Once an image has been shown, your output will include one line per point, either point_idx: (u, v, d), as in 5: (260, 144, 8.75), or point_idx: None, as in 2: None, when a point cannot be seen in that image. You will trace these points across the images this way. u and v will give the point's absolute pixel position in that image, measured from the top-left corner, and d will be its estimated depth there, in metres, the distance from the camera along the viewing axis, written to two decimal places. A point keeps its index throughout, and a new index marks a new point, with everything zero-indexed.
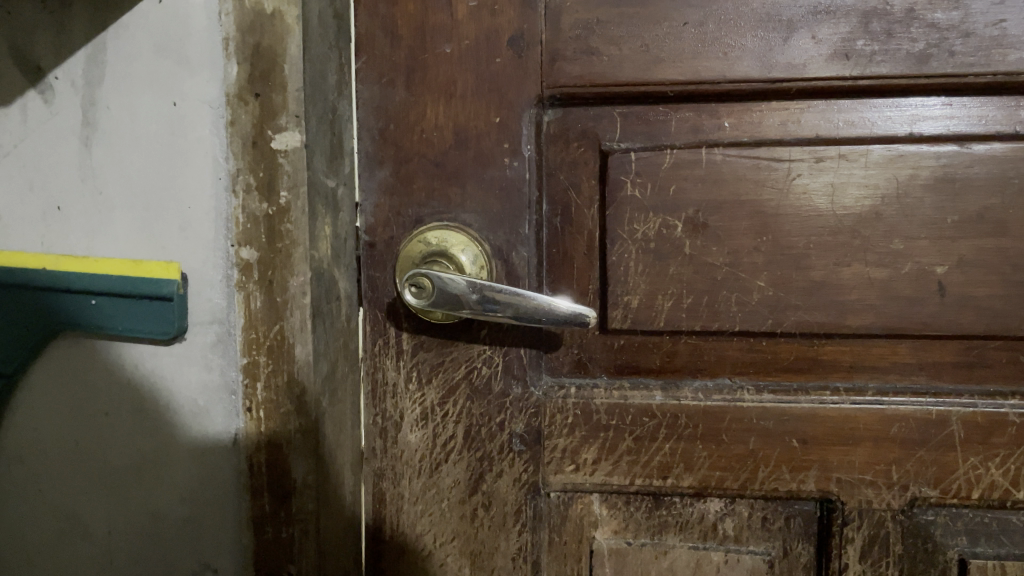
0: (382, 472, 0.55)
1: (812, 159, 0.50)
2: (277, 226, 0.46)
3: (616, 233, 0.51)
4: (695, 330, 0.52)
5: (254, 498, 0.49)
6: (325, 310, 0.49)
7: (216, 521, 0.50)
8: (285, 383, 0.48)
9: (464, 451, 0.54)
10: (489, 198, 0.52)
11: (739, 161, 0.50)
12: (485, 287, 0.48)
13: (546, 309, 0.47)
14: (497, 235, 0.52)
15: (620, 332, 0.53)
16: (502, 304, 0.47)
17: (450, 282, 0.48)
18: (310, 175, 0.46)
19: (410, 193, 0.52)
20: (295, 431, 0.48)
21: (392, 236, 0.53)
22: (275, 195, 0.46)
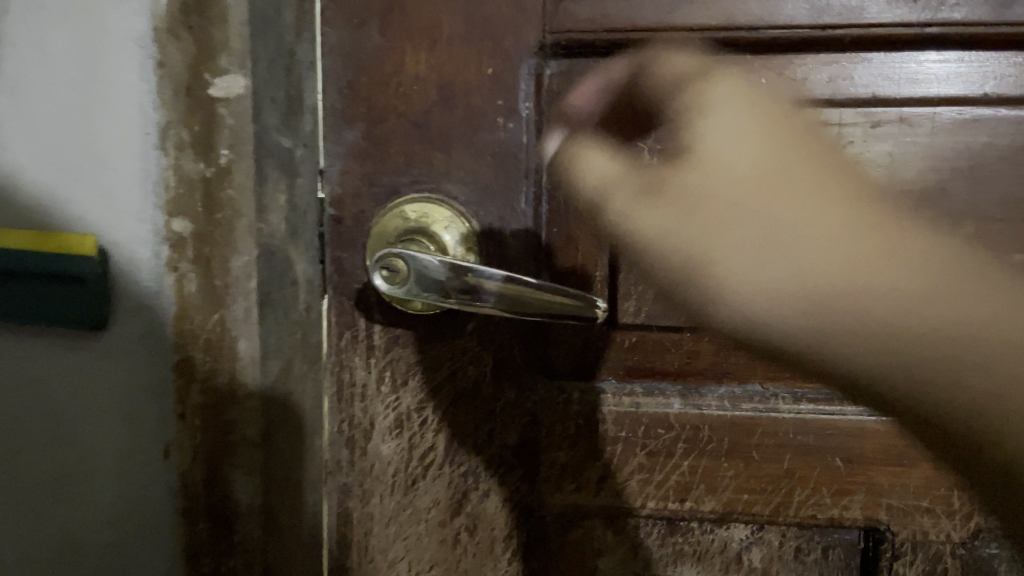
0: (349, 488, 0.47)
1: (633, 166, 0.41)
2: (215, 192, 0.39)
3: None
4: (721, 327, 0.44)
5: (189, 523, 0.42)
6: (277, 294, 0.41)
7: (140, 550, 0.42)
8: (225, 386, 0.41)
9: (445, 465, 0.46)
10: (479, 165, 0.43)
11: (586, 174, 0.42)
12: (473, 271, 0.39)
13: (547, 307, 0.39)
14: (487, 211, 0.44)
15: (633, 327, 0.45)
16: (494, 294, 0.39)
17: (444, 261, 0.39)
18: (257, 129, 0.39)
19: (384, 159, 0.44)
20: (242, 441, 0.42)
21: (362, 209, 0.44)
22: (217, 153, 0.39)
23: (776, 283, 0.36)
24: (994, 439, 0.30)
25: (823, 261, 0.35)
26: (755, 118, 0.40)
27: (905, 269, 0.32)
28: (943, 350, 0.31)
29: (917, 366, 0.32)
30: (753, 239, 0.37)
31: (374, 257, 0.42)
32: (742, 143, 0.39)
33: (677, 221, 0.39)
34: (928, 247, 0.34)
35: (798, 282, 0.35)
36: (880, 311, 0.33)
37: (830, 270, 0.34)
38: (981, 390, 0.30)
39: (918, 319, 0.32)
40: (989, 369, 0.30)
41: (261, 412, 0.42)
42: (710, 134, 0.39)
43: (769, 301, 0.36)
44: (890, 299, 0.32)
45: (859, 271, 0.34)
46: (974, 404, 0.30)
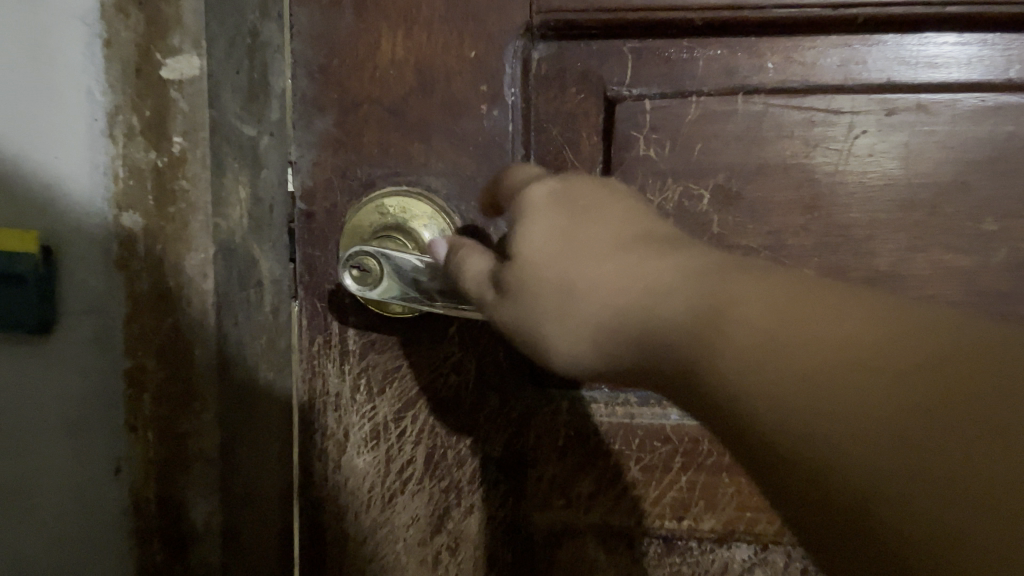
0: (323, 504, 0.43)
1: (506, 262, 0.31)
2: (169, 182, 0.40)
3: None
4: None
5: (142, 545, 0.43)
6: (236, 293, 0.42)
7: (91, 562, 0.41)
8: (178, 389, 0.42)
9: (424, 480, 0.43)
10: (461, 157, 0.40)
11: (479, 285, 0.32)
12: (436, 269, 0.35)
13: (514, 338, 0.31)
14: (470, 206, 0.41)
15: None
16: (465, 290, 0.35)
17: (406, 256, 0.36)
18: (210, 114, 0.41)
19: (358, 149, 0.41)
20: (211, 457, 0.43)
21: (336, 203, 0.41)
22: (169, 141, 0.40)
23: (572, 329, 0.28)
24: (804, 482, 0.18)
25: (610, 283, 0.27)
26: (591, 213, 0.30)
27: (681, 266, 0.25)
28: (735, 367, 0.21)
29: (704, 389, 0.22)
30: (524, 302, 0.29)
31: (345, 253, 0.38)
32: (558, 237, 0.29)
33: (510, 298, 0.30)
34: (664, 265, 0.26)
35: (615, 297, 0.26)
36: (662, 313, 0.24)
37: (639, 295, 0.26)
38: (760, 410, 0.20)
39: (694, 325, 0.23)
40: (781, 381, 0.19)
41: (218, 429, 0.43)
42: (575, 223, 0.29)
43: (563, 343, 0.28)
44: (761, 335, 0.20)
45: (663, 286, 0.25)
46: (767, 431, 0.20)
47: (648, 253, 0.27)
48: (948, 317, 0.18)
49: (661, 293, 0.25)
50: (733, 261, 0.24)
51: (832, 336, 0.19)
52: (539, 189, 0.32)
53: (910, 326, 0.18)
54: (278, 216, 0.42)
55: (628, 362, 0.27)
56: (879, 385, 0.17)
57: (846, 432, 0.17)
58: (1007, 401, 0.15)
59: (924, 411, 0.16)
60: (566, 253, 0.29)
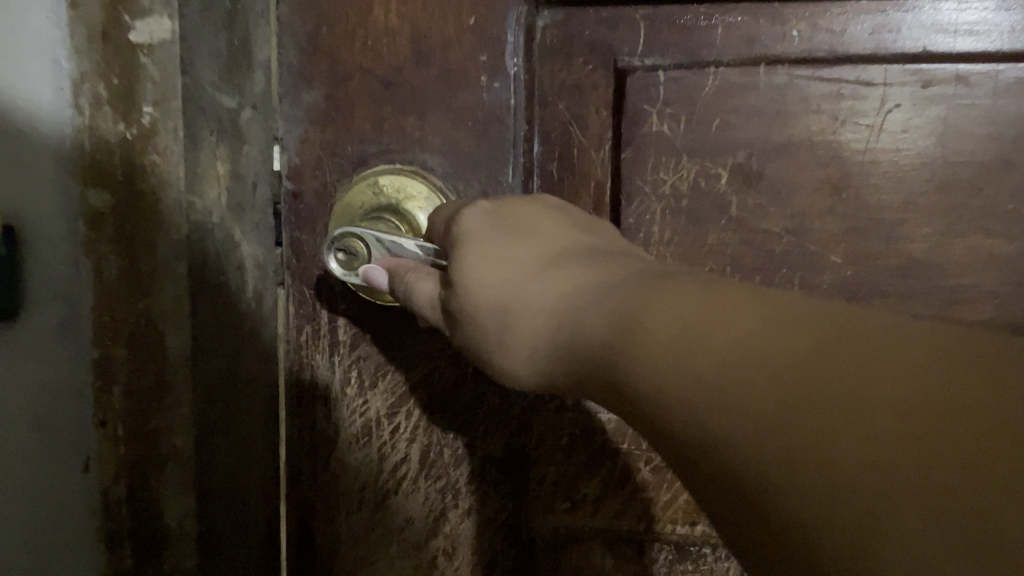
0: (312, 505, 0.40)
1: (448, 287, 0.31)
2: (137, 157, 0.34)
3: (634, 186, 0.37)
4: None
5: (112, 548, 0.38)
6: (213, 274, 0.37)
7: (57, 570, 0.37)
8: (148, 380, 0.36)
9: (419, 480, 0.40)
10: (459, 133, 0.37)
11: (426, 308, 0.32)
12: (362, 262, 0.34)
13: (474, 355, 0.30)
14: (469, 186, 0.38)
15: None
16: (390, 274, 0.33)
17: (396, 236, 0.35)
18: (186, 81, 0.35)
19: (348, 125, 0.38)
20: (170, 457, 0.37)
21: (325, 182, 0.38)
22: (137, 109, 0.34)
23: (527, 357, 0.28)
24: (758, 503, 0.18)
25: (542, 298, 0.27)
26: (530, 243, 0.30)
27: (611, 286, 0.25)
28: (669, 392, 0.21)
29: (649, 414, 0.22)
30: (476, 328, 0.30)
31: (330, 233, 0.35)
32: (497, 262, 0.29)
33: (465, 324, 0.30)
34: (592, 287, 0.26)
35: (564, 322, 0.26)
36: (587, 330, 0.25)
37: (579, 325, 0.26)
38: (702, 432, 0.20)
39: (622, 348, 0.23)
40: (717, 410, 0.19)
41: (194, 427, 0.37)
42: (508, 252, 0.29)
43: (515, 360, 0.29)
44: (671, 354, 0.21)
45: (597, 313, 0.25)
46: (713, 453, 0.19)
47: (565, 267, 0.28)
48: (849, 315, 0.19)
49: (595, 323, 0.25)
50: (651, 275, 0.25)
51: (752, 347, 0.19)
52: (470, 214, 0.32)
53: (826, 337, 0.18)
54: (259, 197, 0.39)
55: (588, 383, 0.26)
56: (813, 405, 0.17)
57: (787, 467, 0.17)
58: (942, 380, 0.16)
59: (864, 417, 0.16)
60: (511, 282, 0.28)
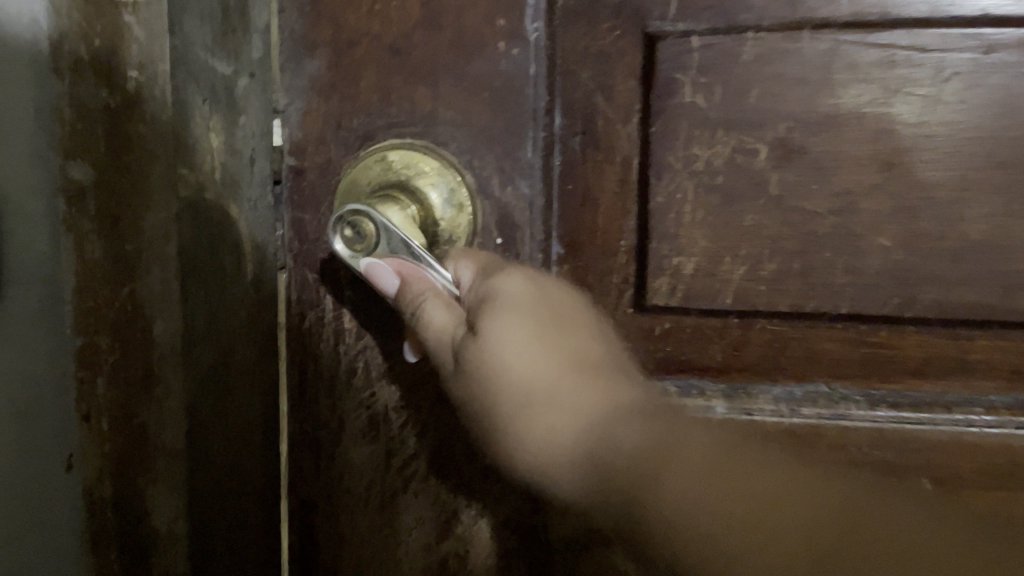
0: (316, 503, 0.38)
1: (467, 329, 0.31)
2: (122, 126, 0.33)
3: (662, 161, 0.34)
4: (775, 310, 0.35)
5: (98, 544, 0.38)
6: (202, 255, 0.35)
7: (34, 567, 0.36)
8: (137, 374, 0.35)
9: (430, 478, 0.37)
10: (473, 104, 0.34)
11: (435, 332, 0.31)
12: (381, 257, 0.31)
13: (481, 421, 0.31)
14: (484, 162, 0.35)
15: (666, 311, 0.36)
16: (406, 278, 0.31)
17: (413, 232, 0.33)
18: (174, 43, 0.33)
19: (354, 95, 0.35)
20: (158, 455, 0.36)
21: (328, 157, 0.35)
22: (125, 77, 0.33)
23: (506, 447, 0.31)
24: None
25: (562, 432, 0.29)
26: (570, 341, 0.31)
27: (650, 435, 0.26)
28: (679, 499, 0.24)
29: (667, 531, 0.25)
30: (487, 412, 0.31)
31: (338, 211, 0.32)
32: (535, 355, 0.30)
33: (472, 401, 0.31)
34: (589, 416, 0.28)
35: (579, 445, 0.28)
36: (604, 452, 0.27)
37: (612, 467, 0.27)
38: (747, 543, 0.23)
39: (639, 467, 0.26)
40: (732, 525, 0.23)
41: (185, 424, 0.36)
42: (543, 350, 0.30)
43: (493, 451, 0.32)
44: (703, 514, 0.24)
45: (623, 439, 0.27)
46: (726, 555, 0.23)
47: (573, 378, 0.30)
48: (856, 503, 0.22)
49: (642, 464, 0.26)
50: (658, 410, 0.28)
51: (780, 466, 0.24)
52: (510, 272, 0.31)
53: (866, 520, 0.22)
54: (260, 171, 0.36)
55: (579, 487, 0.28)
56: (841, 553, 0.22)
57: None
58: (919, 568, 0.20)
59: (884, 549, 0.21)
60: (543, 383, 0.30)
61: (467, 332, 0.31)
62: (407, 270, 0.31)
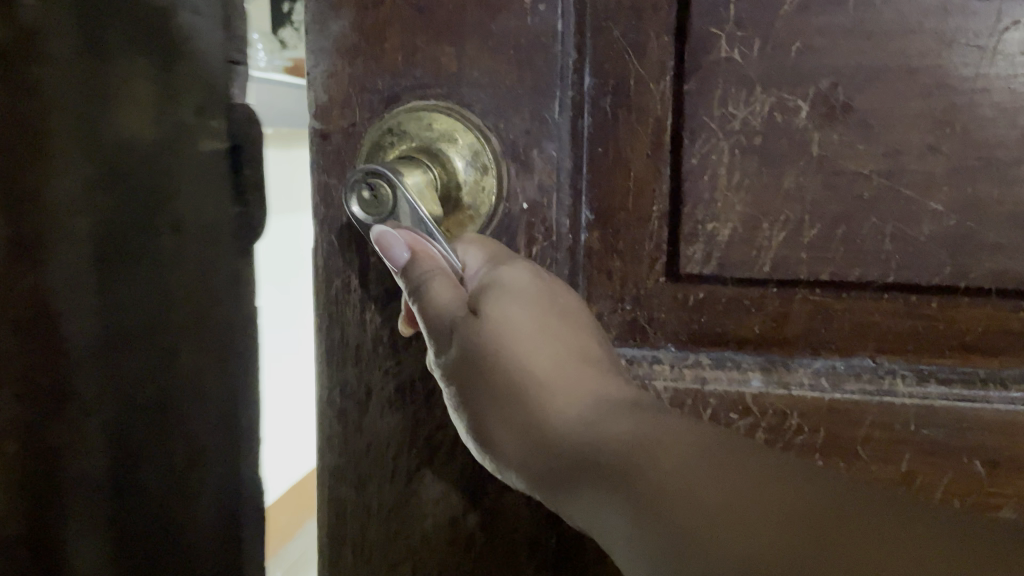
0: (343, 472, 0.38)
1: (470, 312, 0.30)
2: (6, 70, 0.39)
3: (697, 121, 0.32)
4: (815, 279, 0.33)
5: None
6: (129, 208, 0.44)
7: None
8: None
9: (457, 449, 0.37)
10: (499, 62, 0.33)
11: (436, 312, 0.30)
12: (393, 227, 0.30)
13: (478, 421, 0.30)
14: (511, 123, 0.33)
15: (699, 280, 0.34)
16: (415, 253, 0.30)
17: (433, 207, 0.31)
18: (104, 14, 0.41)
19: (379, 56, 0.34)
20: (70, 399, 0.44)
21: (354, 121, 0.35)
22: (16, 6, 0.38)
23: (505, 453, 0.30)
24: None
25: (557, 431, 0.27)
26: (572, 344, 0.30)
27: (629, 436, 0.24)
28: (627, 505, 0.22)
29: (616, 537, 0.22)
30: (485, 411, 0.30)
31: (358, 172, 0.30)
32: (532, 349, 0.29)
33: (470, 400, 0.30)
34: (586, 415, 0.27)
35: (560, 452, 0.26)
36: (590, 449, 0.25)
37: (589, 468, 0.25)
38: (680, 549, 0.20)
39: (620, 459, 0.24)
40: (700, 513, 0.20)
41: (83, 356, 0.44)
42: (544, 348, 0.29)
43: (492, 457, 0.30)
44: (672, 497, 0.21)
45: (605, 437, 0.25)
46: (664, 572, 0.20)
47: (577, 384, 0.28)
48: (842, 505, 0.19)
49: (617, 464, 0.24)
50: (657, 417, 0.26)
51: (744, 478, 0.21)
52: (518, 267, 0.31)
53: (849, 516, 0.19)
54: (197, 127, 0.45)
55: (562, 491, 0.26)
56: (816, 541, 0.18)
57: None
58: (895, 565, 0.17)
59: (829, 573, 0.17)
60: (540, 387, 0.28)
61: (468, 315, 0.30)
62: (418, 244, 0.30)
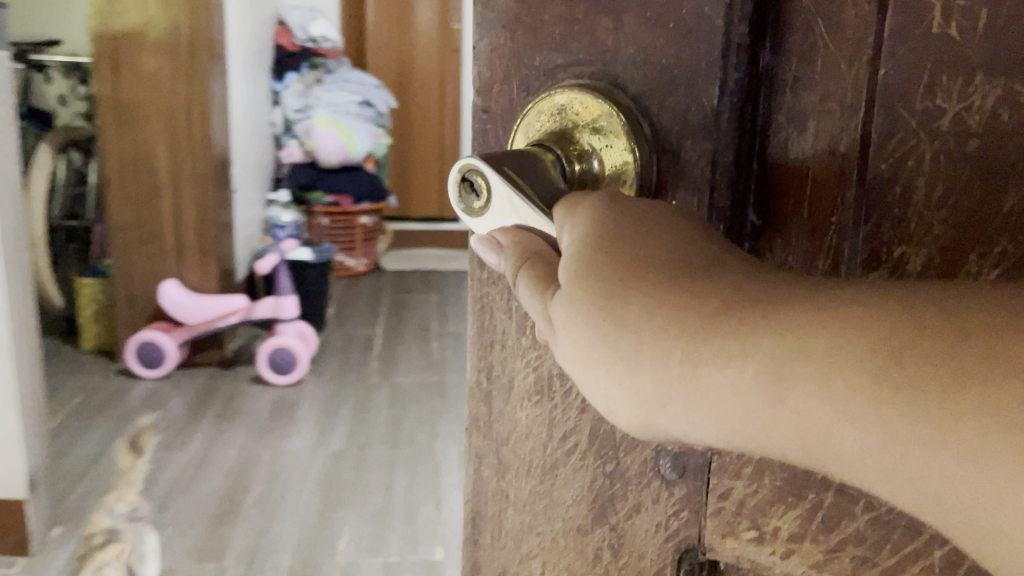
0: (487, 453, 0.37)
1: (570, 268, 0.23)
2: None
3: (891, 114, 0.25)
4: None
5: None
6: None
7: None
8: None
9: (588, 456, 0.34)
10: (658, 38, 0.29)
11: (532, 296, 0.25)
12: (500, 215, 0.27)
13: (604, 358, 0.22)
14: (666, 108, 0.29)
15: (922, 251, 0.25)
16: (518, 240, 0.26)
17: (553, 183, 0.28)
18: None
19: (539, 30, 0.32)
20: None
21: (512, 98, 0.33)
22: None
23: (659, 418, 0.22)
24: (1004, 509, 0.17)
25: (705, 331, 0.21)
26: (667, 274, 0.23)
27: (810, 321, 0.19)
28: (864, 399, 0.18)
29: (865, 461, 0.19)
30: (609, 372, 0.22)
31: (454, 174, 0.28)
32: (658, 237, 0.23)
33: (588, 364, 0.23)
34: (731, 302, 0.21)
35: (721, 375, 0.20)
36: (762, 351, 0.20)
37: (776, 387, 0.20)
38: (957, 471, 0.18)
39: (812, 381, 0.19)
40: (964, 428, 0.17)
41: None
42: (661, 244, 0.23)
43: (637, 423, 0.22)
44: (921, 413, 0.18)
45: (772, 336, 0.20)
46: (960, 487, 0.18)
47: (717, 272, 0.22)
48: None
49: (805, 391, 0.19)
50: (793, 291, 0.20)
51: (947, 302, 0.18)
52: (591, 203, 0.24)
53: None
54: None
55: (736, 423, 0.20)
56: None
57: None
58: None
59: None
60: (652, 320, 0.21)
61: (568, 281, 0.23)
62: (520, 237, 0.27)
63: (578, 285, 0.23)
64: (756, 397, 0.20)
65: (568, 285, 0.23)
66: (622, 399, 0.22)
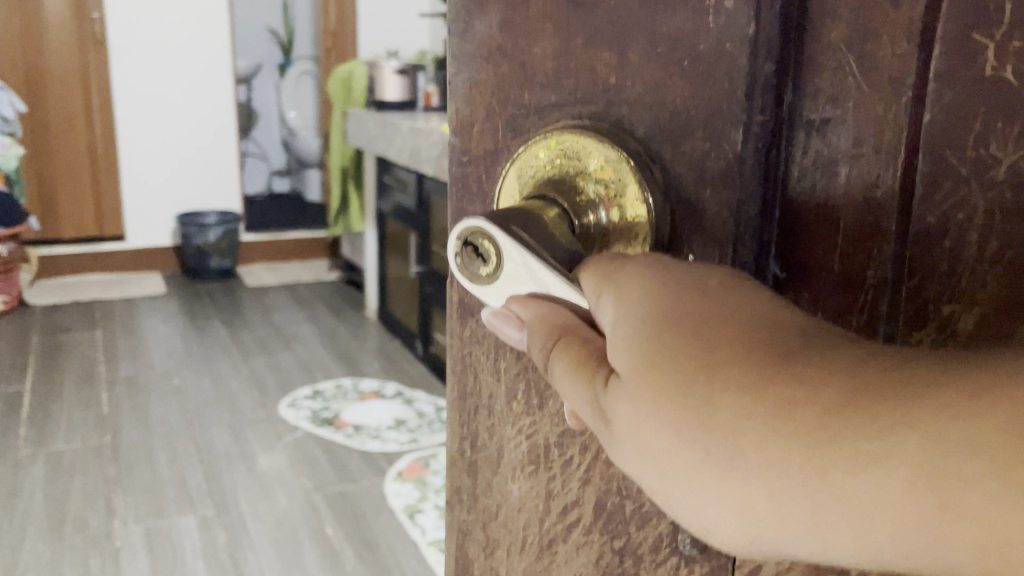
0: (480, 524, 0.34)
1: (634, 355, 0.19)
2: None
3: (938, 163, 0.23)
4: None
5: None
6: None
7: None
8: None
9: (594, 532, 0.30)
10: (666, 77, 0.26)
11: (572, 382, 0.21)
12: (511, 282, 0.24)
13: (695, 468, 0.18)
14: (680, 153, 0.26)
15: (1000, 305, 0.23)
16: (535, 309, 0.23)
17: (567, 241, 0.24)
18: None
19: (527, 66, 0.29)
20: None
21: (500, 140, 0.31)
22: None
23: (774, 538, 0.18)
24: None
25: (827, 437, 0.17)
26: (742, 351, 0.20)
27: (974, 414, 0.15)
28: None
29: None
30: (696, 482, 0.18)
31: (456, 239, 0.25)
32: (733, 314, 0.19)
33: (669, 474, 0.19)
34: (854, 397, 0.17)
35: (857, 490, 0.16)
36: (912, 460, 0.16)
37: (933, 506, 0.16)
38: None
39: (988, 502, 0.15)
40: None
41: None
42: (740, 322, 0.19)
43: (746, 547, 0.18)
44: None
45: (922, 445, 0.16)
46: None
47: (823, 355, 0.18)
48: None
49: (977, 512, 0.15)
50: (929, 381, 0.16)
51: None
52: (634, 280, 0.21)
53: None
54: None
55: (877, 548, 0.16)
56: None
57: None
58: None
59: None
60: (756, 418, 0.17)
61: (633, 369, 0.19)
62: (536, 307, 0.23)
63: (648, 374, 0.19)
64: (910, 520, 0.16)
65: (629, 372, 0.19)
66: (719, 515, 0.18)
